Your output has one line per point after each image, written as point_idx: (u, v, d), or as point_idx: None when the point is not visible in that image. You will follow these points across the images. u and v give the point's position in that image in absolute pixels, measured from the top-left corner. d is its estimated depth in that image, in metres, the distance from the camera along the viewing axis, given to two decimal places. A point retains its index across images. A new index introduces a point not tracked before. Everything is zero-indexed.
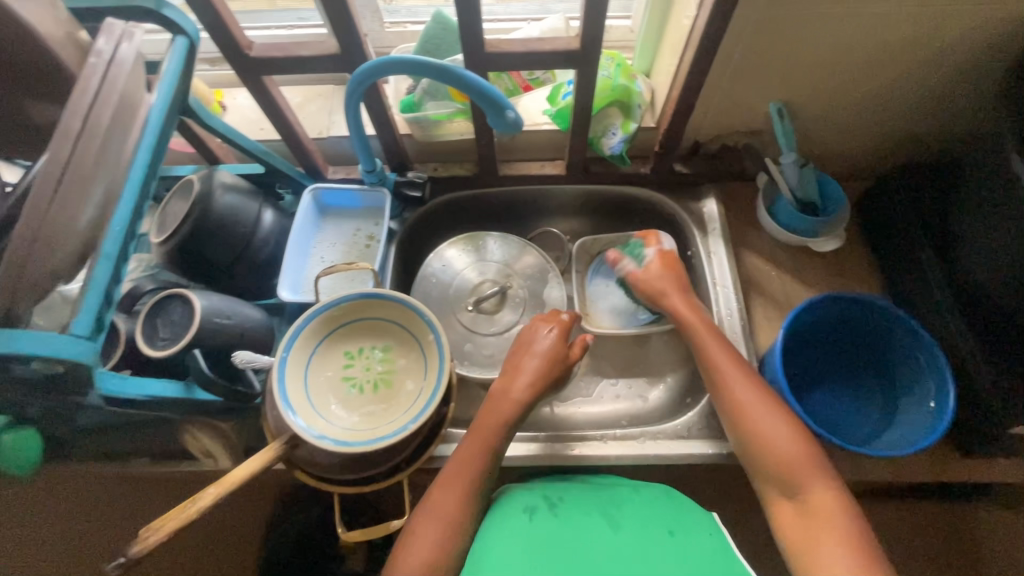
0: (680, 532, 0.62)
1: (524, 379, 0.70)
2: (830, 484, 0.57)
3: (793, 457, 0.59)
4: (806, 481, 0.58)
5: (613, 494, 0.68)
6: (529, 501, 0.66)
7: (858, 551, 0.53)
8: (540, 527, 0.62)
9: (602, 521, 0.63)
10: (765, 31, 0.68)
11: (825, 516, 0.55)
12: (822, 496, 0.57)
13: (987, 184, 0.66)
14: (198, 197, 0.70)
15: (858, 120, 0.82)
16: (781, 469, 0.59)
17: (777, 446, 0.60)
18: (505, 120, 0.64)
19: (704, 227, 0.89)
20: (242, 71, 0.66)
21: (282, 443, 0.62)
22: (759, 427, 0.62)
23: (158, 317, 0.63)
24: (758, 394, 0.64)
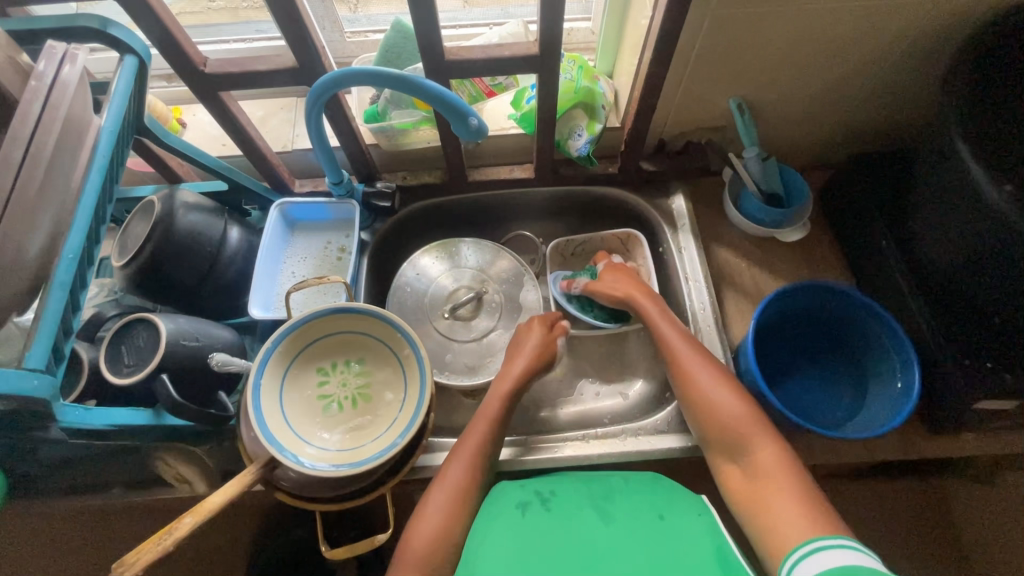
0: (669, 515, 0.63)
1: (511, 380, 0.72)
2: (773, 443, 0.60)
3: (739, 421, 0.62)
4: (752, 440, 0.61)
5: (606, 484, 0.68)
6: (522, 497, 0.66)
7: (801, 500, 0.55)
8: (531, 523, 0.63)
9: (593, 513, 0.64)
10: (720, 29, 0.69)
11: (766, 472, 0.58)
12: (766, 455, 0.59)
13: (924, 163, 0.69)
14: (160, 217, 0.68)
15: (816, 112, 0.84)
16: (729, 433, 0.62)
17: (721, 409, 0.64)
18: (469, 127, 0.64)
19: (674, 223, 0.90)
20: (198, 87, 0.65)
21: (258, 466, 0.61)
22: (706, 394, 0.65)
23: (122, 343, 0.62)
24: (704, 364, 0.68)
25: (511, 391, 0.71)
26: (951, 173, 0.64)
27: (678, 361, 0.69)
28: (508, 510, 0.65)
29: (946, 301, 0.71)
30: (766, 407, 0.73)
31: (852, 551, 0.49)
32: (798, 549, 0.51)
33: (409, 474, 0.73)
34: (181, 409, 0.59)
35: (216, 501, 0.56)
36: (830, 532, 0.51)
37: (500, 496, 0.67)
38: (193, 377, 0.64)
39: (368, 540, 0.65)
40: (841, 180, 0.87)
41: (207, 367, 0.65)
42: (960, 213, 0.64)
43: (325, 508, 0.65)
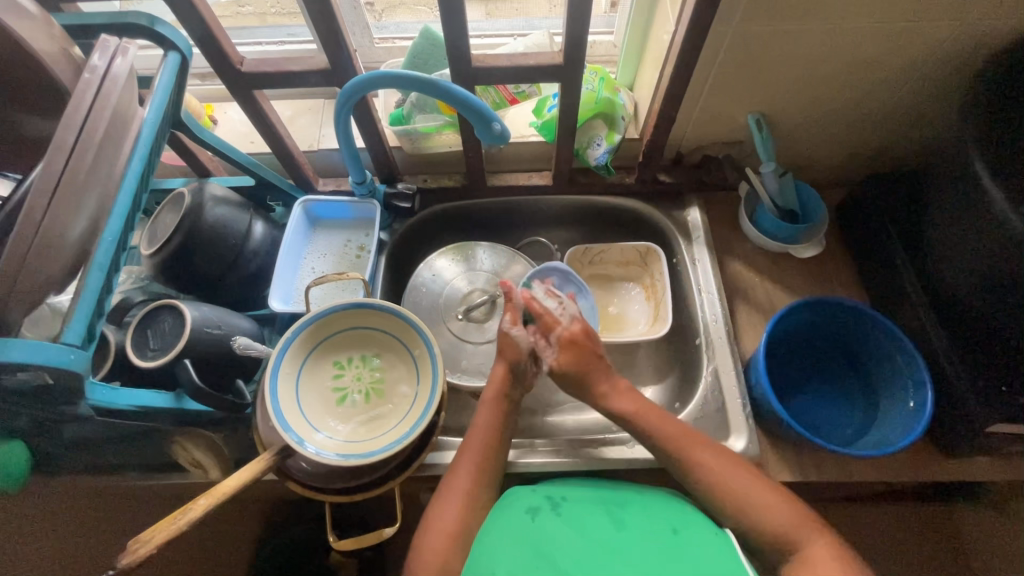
0: (684, 529, 0.61)
1: (491, 390, 0.73)
2: (828, 540, 0.58)
3: (785, 523, 0.59)
4: (802, 538, 0.58)
5: (618, 495, 0.67)
6: (532, 503, 0.65)
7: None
8: (541, 528, 0.61)
9: (606, 519, 0.62)
10: (742, 46, 0.70)
11: (822, 566, 0.55)
12: (821, 552, 0.57)
13: (956, 191, 0.67)
14: (188, 210, 0.71)
15: (835, 130, 0.85)
16: (774, 533, 0.59)
17: (771, 516, 0.60)
18: (492, 131, 0.66)
19: (689, 235, 0.91)
20: (233, 85, 0.68)
21: (272, 454, 0.62)
22: (742, 500, 0.61)
23: (149, 327, 0.64)
24: (722, 455, 0.65)
25: (490, 432, 0.70)
26: (984, 226, 0.63)
27: (688, 450, 0.66)
28: (517, 515, 0.63)
29: (968, 327, 0.70)
30: (777, 421, 0.73)
31: None
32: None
33: (418, 471, 0.74)
34: (202, 395, 0.61)
35: (229, 486, 0.57)
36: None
37: (508, 503, 0.66)
38: (213, 364, 0.65)
39: (376, 532, 0.66)
40: (860, 201, 0.88)
41: (227, 356, 0.67)
42: (995, 264, 0.63)
43: (336, 498, 0.66)
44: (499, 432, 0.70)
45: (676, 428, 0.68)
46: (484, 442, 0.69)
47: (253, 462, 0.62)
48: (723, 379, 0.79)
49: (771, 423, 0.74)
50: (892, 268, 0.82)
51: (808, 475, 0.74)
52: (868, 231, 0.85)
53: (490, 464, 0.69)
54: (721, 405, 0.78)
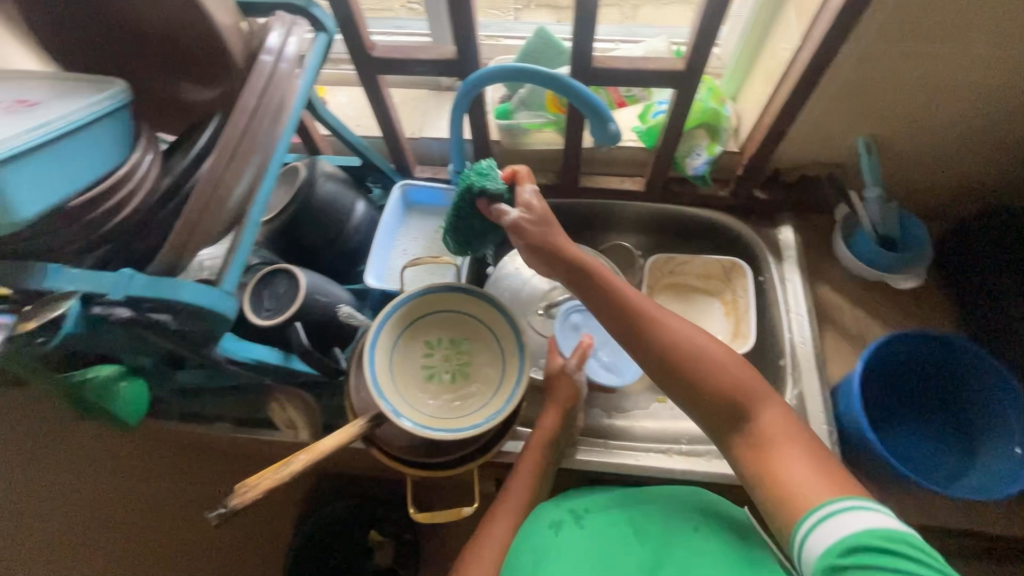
0: (705, 527, 0.61)
1: (539, 439, 0.73)
2: (778, 405, 0.57)
3: (742, 380, 0.57)
4: (759, 404, 0.57)
5: (635, 502, 0.67)
6: (555, 516, 0.65)
7: (820, 467, 0.52)
8: (565, 542, 0.61)
9: (627, 532, 0.63)
10: (865, 64, 0.69)
11: (784, 440, 0.54)
12: (776, 417, 0.56)
13: None
14: (303, 183, 0.76)
15: (950, 160, 0.82)
16: (729, 395, 0.57)
17: (727, 371, 0.58)
18: (605, 130, 0.67)
19: (779, 253, 0.89)
20: (362, 68, 0.72)
21: (366, 420, 0.64)
22: (692, 374, 0.58)
23: (265, 289, 0.68)
24: (717, 342, 0.60)
25: (541, 461, 0.72)
26: None
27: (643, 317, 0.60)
28: (537, 530, 0.64)
29: None
30: (865, 452, 0.70)
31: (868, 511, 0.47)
32: (821, 511, 0.49)
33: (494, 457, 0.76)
34: (309, 354, 0.65)
35: (326, 446, 0.60)
36: (844, 496, 0.49)
37: (535, 517, 0.66)
38: (318, 328, 0.69)
39: (454, 510, 0.67)
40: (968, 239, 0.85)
41: (331, 323, 0.70)
42: None
43: (418, 472, 0.69)
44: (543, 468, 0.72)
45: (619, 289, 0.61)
46: (530, 477, 0.71)
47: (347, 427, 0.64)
48: (808, 403, 0.77)
49: (858, 453, 0.72)
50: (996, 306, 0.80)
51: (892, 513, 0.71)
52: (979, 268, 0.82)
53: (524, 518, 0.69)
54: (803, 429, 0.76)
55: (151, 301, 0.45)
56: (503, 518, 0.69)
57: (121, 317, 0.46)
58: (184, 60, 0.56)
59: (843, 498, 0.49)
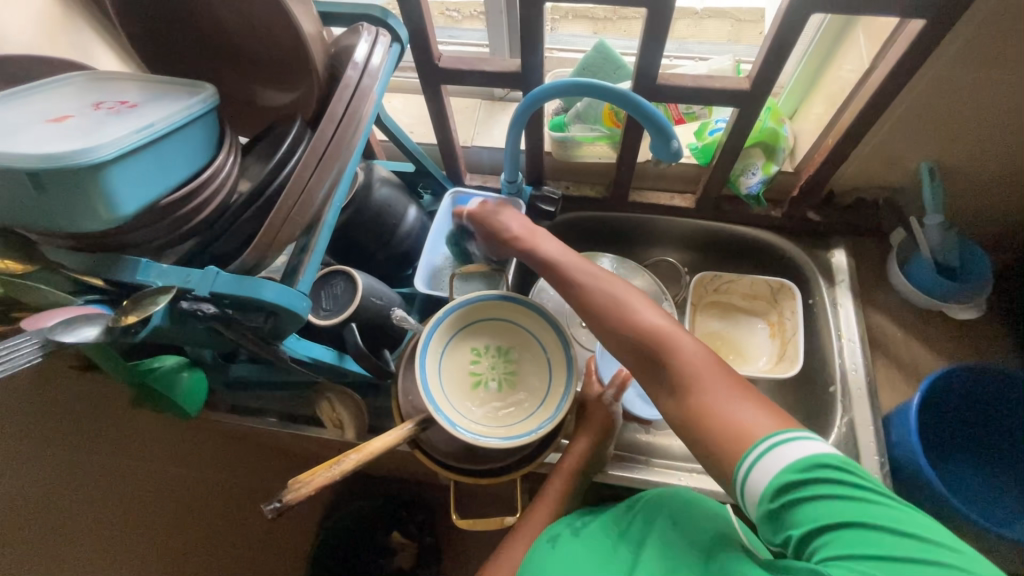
0: (683, 519, 0.58)
1: (571, 461, 0.71)
2: (698, 343, 0.54)
3: (660, 330, 0.55)
4: (672, 349, 0.54)
5: (615, 509, 0.65)
6: (552, 531, 0.63)
7: (759, 406, 0.49)
8: (564, 554, 0.59)
9: (615, 537, 0.60)
10: (938, 88, 0.68)
11: (698, 381, 0.51)
12: (688, 356, 0.53)
13: None
14: (361, 188, 0.77)
15: (1017, 188, 0.79)
16: (646, 346, 0.55)
17: (641, 319, 0.57)
18: (668, 148, 0.66)
19: (832, 277, 0.87)
20: (427, 77, 0.73)
21: (415, 423, 0.65)
22: (616, 317, 0.58)
23: (322, 289, 0.69)
24: (632, 291, 0.60)
25: (570, 484, 0.70)
26: None
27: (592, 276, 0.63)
28: (538, 544, 0.62)
29: None
30: (921, 488, 0.68)
31: (805, 441, 0.45)
32: (763, 443, 0.46)
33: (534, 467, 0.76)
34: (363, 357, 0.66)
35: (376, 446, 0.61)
36: (788, 432, 0.46)
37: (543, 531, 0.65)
38: (372, 330, 0.70)
39: (496, 519, 0.67)
40: None
41: (383, 325, 0.71)
42: None
43: (461, 478, 0.68)
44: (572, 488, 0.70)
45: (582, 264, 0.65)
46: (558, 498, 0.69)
47: (395, 428, 0.65)
48: (859, 432, 0.75)
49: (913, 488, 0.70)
50: None
51: None
52: None
53: None
54: (854, 458, 0.74)
55: (232, 297, 0.46)
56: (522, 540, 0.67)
57: (203, 313, 0.49)
58: (265, 66, 0.58)
59: (793, 430, 0.46)
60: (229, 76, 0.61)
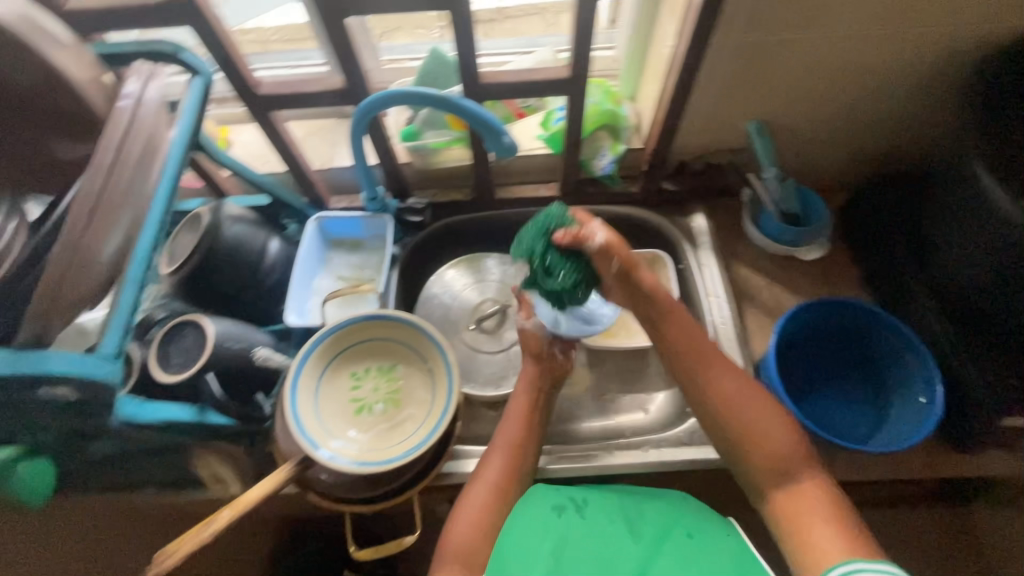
0: (697, 535, 0.65)
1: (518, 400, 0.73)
2: (817, 477, 0.58)
3: (786, 452, 0.59)
4: (801, 472, 0.58)
5: (634, 499, 0.71)
6: (557, 500, 0.70)
7: (844, 536, 0.53)
8: (564, 530, 0.67)
9: (622, 527, 0.67)
10: (740, 56, 0.73)
11: (804, 488, 0.57)
12: (814, 482, 0.57)
13: None
14: (207, 229, 0.72)
15: (832, 135, 0.87)
16: (772, 464, 0.59)
17: (740, 417, 0.61)
18: (502, 143, 0.68)
19: (695, 241, 0.92)
20: (252, 106, 0.70)
21: (293, 464, 0.64)
22: (739, 416, 0.61)
23: (172, 343, 0.66)
24: (745, 385, 0.63)
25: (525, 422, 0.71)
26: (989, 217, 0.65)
27: (707, 369, 0.63)
28: (544, 511, 0.69)
29: (980, 331, 0.72)
30: (790, 421, 0.74)
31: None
32: (839, 570, 0.50)
33: (435, 480, 0.75)
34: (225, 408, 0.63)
35: (254, 495, 0.60)
36: (873, 560, 0.51)
37: (531, 503, 0.70)
38: (236, 376, 0.67)
39: (396, 540, 0.68)
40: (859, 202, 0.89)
41: (249, 368, 0.68)
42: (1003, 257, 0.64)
43: (355, 508, 0.67)
44: (530, 425, 0.71)
45: (682, 334, 0.63)
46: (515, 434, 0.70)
47: (273, 473, 0.63)
48: None
49: None
50: (894, 268, 0.83)
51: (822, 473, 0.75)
52: (871, 232, 0.87)
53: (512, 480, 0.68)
54: None
55: (16, 377, 0.42)
56: (472, 508, 0.64)
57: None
58: None
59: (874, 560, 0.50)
60: None
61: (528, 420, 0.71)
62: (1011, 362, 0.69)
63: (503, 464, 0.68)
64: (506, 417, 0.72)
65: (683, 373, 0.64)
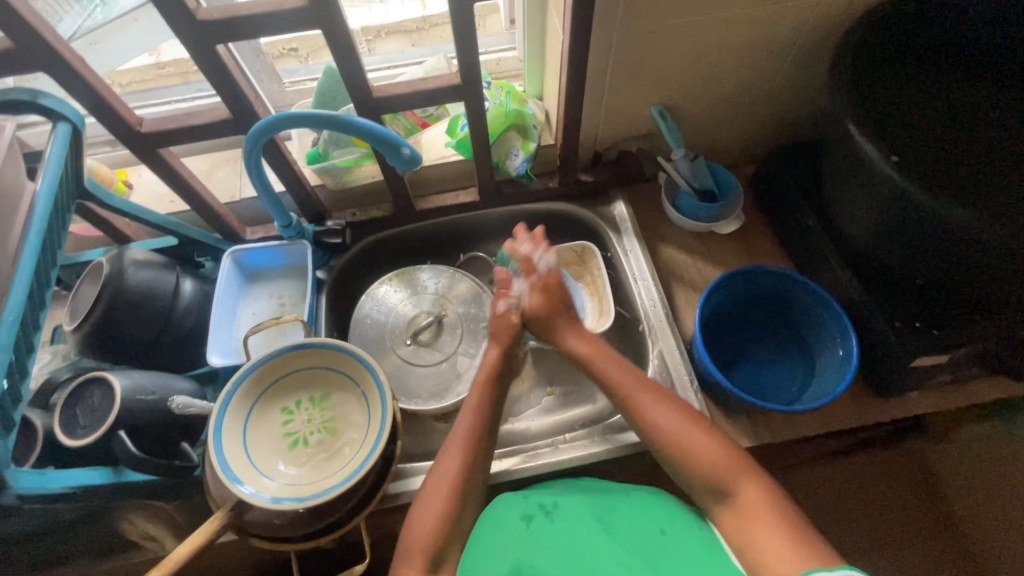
0: (671, 529, 0.63)
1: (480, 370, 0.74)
2: (758, 481, 0.57)
3: (719, 464, 0.59)
4: (737, 481, 0.58)
5: (606, 497, 0.68)
6: (526, 509, 0.68)
7: (794, 536, 0.52)
8: (535, 537, 0.64)
9: (593, 526, 0.64)
10: (627, 46, 0.75)
11: (756, 511, 0.55)
12: (754, 492, 0.56)
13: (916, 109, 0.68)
14: (108, 278, 0.68)
15: (731, 111, 0.90)
16: (710, 478, 0.59)
17: (687, 445, 0.61)
18: (402, 156, 0.67)
19: (618, 228, 0.94)
20: (137, 147, 0.67)
21: (225, 511, 0.60)
22: (692, 448, 0.60)
23: (76, 405, 0.62)
24: (675, 409, 0.64)
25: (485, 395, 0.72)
26: (869, 179, 0.67)
27: (637, 400, 0.66)
28: (513, 522, 0.67)
29: (891, 280, 0.75)
30: (723, 391, 0.76)
31: None
32: None
33: (384, 503, 0.74)
34: (141, 464, 0.59)
35: (181, 553, 0.54)
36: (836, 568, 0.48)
37: (503, 509, 0.68)
38: (155, 428, 0.64)
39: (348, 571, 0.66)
40: (766, 172, 0.92)
41: (168, 419, 0.65)
42: (883, 215, 0.67)
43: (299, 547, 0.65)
44: (490, 396, 0.72)
45: (617, 370, 0.69)
46: (476, 406, 0.70)
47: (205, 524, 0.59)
48: (669, 360, 0.82)
49: (719, 393, 0.77)
50: (804, 231, 0.86)
51: (762, 437, 0.78)
52: (782, 200, 0.90)
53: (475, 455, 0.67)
54: (670, 385, 0.81)
55: None
56: (431, 511, 0.63)
57: None
58: None
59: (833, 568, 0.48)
60: None
61: (482, 410, 0.70)
62: (907, 310, 0.74)
63: (460, 439, 0.68)
64: (462, 410, 0.70)
65: (625, 409, 0.67)
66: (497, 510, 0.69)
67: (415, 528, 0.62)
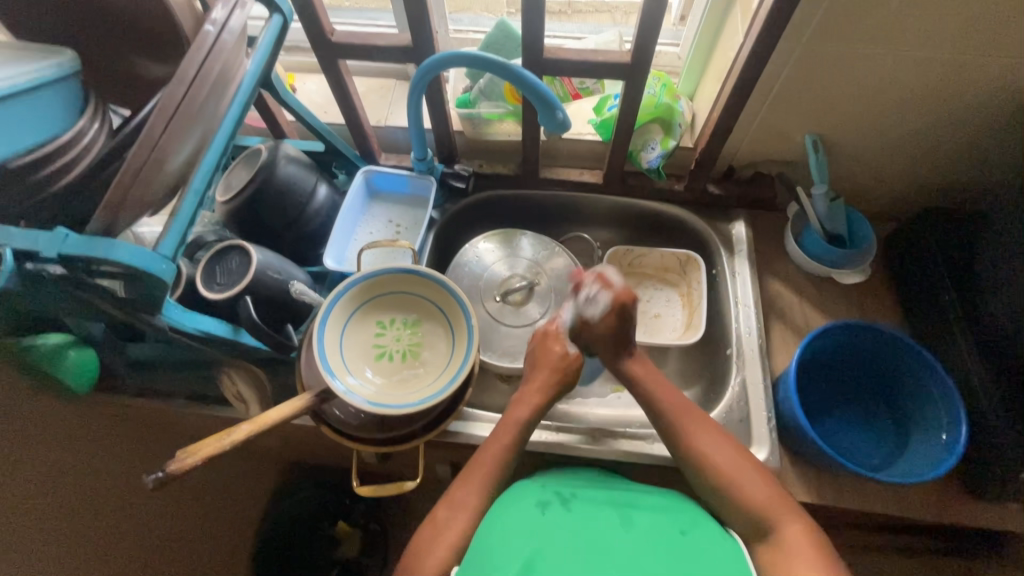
0: (692, 532, 0.59)
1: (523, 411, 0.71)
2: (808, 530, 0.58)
3: (772, 505, 0.60)
4: (786, 522, 0.58)
5: (627, 494, 0.66)
6: (541, 497, 0.64)
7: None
8: (552, 521, 0.60)
9: (613, 516, 0.61)
10: (806, 64, 0.72)
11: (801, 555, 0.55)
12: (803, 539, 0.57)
13: None
14: (264, 164, 0.75)
15: (891, 160, 0.85)
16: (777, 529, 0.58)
17: (728, 473, 0.63)
18: (555, 119, 0.70)
19: (732, 248, 0.91)
20: (322, 53, 0.73)
21: (313, 394, 0.66)
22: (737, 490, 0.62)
23: (217, 264, 0.70)
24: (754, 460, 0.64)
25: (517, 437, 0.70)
26: None
27: (714, 433, 0.67)
28: (526, 507, 0.62)
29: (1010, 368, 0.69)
30: (802, 440, 0.73)
31: None
32: None
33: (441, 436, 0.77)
34: (258, 331, 0.65)
35: (271, 416, 0.61)
36: None
37: (523, 492, 0.66)
38: (273, 303, 0.71)
39: (396, 484, 0.70)
40: (907, 233, 0.86)
41: (285, 299, 0.72)
42: None
43: (364, 448, 0.70)
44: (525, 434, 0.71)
45: (685, 409, 0.69)
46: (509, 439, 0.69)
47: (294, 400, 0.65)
48: (750, 391, 0.80)
49: (794, 438, 0.74)
50: (933, 303, 0.80)
51: (826, 497, 0.74)
52: (916, 266, 0.83)
53: (504, 475, 0.68)
54: (745, 416, 0.78)
55: (82, 259, 0.47)
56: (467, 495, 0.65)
57: (52, 274, 0.50)
58: (148, 36, 0.60)
59: None
60: (110, 45, 0.62)
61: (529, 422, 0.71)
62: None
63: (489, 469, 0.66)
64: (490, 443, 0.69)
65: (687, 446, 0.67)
66: (507, 497, 0.65)
67: (464, 485, 0.66)
